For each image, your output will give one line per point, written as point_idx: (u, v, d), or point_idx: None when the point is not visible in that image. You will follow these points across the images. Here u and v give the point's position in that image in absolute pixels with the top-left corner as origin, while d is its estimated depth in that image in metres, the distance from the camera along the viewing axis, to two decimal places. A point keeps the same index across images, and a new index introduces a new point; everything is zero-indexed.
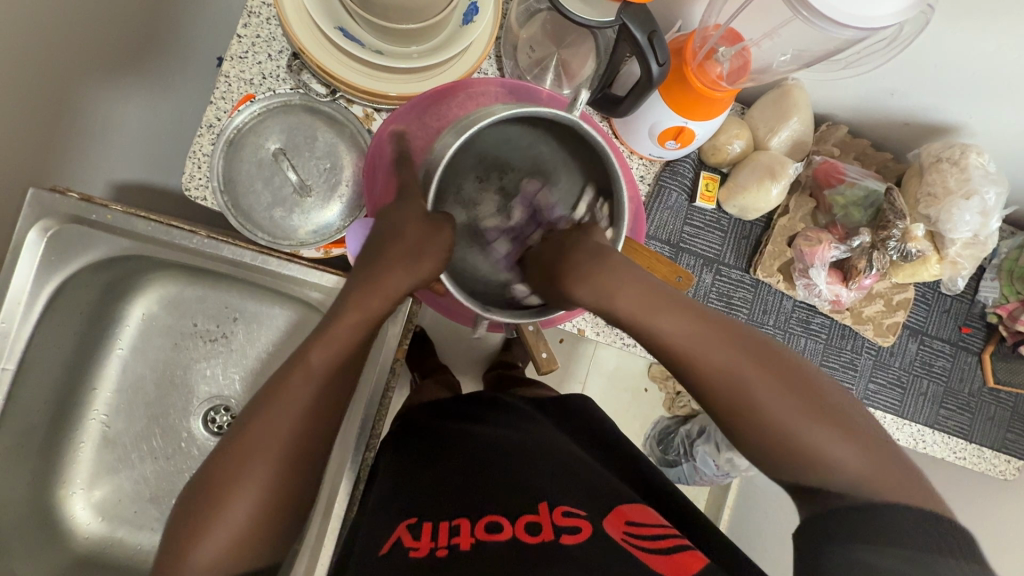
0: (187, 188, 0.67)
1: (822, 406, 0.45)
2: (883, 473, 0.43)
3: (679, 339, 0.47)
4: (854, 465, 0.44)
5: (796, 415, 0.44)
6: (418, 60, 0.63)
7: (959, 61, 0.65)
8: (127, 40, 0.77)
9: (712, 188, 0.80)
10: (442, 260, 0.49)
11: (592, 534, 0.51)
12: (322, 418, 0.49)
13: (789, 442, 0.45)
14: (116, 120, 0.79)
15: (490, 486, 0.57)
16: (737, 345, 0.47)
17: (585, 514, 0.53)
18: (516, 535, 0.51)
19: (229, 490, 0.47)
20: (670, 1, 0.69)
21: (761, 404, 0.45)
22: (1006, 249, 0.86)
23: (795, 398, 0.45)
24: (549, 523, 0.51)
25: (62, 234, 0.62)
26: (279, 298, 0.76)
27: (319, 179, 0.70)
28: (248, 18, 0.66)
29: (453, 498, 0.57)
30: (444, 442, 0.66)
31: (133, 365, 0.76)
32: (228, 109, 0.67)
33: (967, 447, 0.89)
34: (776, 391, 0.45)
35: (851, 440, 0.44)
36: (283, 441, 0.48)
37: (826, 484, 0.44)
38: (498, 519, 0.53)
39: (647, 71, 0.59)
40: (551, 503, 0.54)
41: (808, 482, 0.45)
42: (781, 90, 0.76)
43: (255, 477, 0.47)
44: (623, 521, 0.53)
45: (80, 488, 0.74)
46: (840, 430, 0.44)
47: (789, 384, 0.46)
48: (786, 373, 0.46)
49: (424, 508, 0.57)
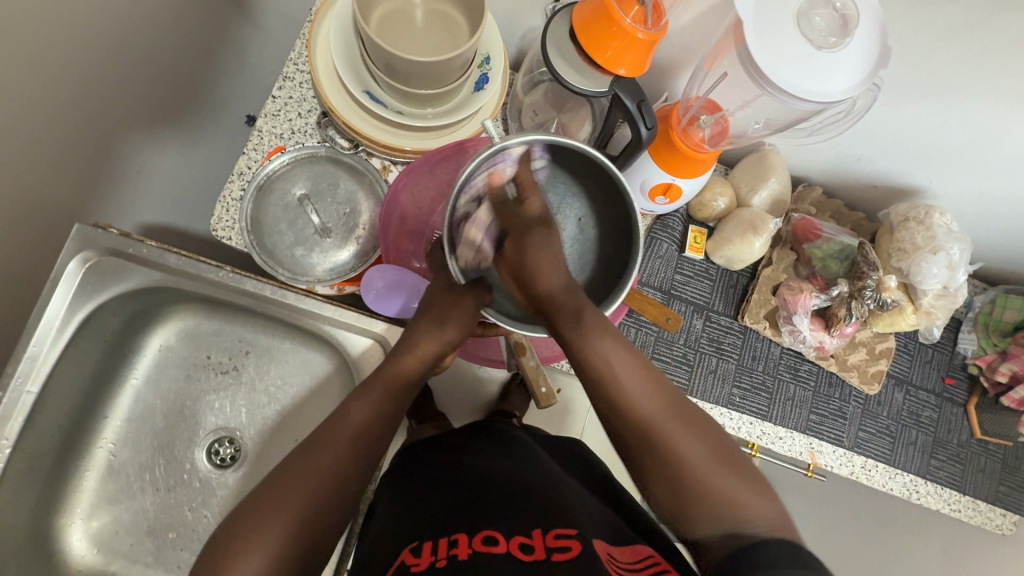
0: (215, 229, 0.74)
1: (721, 453, 0.49)
2: (772, 516, 0.46)
3: (623, 371, 0.50)
4: (756, 507, 0.47)
5: (690, 453, 0.49)
6: (432, 120, 0.71)
7: (914, 133, 0.73)
8: (170, 100, 0.87)
9: (700, 241, 0.87)
10: (463, 326, 0.57)
11: (581, 552, 0.51)
12: (353, 441, 0.52)
13: (685, 478, 0.48)
14: (152, 168, 0.87)
15: (490, 509, 0.59)
16: (661, 392, 0.51)
17: (577, 534, 0.53)
18: (511, 550, 0.53)
19: (268, 513, 0.47)
20: (657, 76, 0.79)
21: (650, 426, 0.49)
22: (979, 302, 0.91)
23: (684, 428, 0.49)
24: (541, 544, 0.53)
25: (101, 264, 0.69)
26: (292, 333, 0.80)
27: (338, 222, 0.76)
28: (283, 82, 0.77)
29: (453, 516, 0.59)
30: (445, 470, 0.68)
31: (145, 395, 0.79)
32: (259, 159, 0.76)
33: (961, 499, 0.90)
34: (692, 439, 0.49)
35: (736, 479, 0.48)
36: (334, 458, 0.51)
37: (705, 523, 0.47)
38: (494, 535, 0.55)
39: (637, 134, 0.65)
40: (545, 528, 0.55)
41: (694, 519, 0.48)
42: (760, 154, 0.84)
43: (293, 502, 0.48)
44: (607, 550, 0.53)
45: (79, 518, 0.74)
46: (724, 467, 0.49)
47: (680, 415, 0.50)
48: (710, 439, 0.50)
49: (423, 526, 0.59)
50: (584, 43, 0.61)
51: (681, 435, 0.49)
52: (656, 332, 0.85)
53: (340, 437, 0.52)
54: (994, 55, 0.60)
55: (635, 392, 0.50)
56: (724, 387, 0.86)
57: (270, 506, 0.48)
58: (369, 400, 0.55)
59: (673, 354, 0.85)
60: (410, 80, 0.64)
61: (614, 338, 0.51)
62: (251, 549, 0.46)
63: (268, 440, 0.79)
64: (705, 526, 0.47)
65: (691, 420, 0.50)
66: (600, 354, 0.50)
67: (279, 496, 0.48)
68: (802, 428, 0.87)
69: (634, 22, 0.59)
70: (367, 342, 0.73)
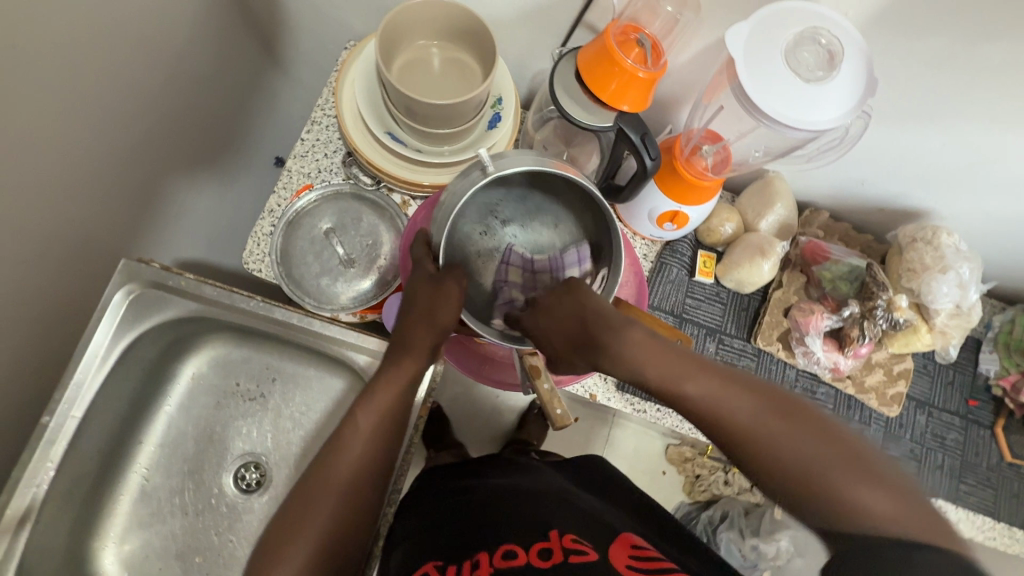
0: (247, 262, 0.79)
1: (842, 448, 0.46)
2: (919, 526, 0.42)
3: (708, 396, 0.50)
4: (891, 510, 0.43)
5: (812, 458, 0.46)
6: (449, 156, 0.76)
7: (912, 158, 0.76)
8: (205, 145, 0.94)
9: (710, 265, 0.89)
10: (457, 304, 0.55)
11: (599, 560, 0.52)
12: (367, 445, 0.55)
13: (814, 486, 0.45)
14: (190, 207, 0.93)
15: (506, 524, 0.60)
16: (751, 397, 0.49)
17: (592, 543, 0.55)
18: (529, 560, 0.53)
19: (301, 518, 0.52)
20: (660, 111, 0.83)
21: (751, 437, 0.48)
22: (998, 322, 0.90)
23: (793, 430, 0.47)
24: (558, 547, 0.54)
25: (142, 296, 0.74)
26: (316, 360, 0.83)
27: (361, 253, 0.81)
28: (312, 126, 0.84)
29: (471, 537, 0.59)
30: (458, 496, 0.69)
31: (177, 421, 0.82)
32: (288, 197, 0.82)
33: (995, 526, 0.87)
34: (804, 442, 0.47)
35: (870, 480, 0.44)
36: (351, 464, 0.54)
37: (851, 528, 0.44)
38: (514, 547, 0.55)
39: (642, 164, 0.69)
40: (560, 532, 0.56)
41: (830, 522, 0.45)
42: (764, 180, 0.87)
43: (321, 504, 0.53)
44: (627, 553, 0.54)
45: (113, 541, 0.77)
46: (853, 467, 0.45)
47: (784, 418, 0.48)
48: (831, 437, 0.47)
49: (445, 547, 0.60)
50: (588, 81, 0.66)
51: (791, 441, 0.47)
52: None
53: (354, 443, 0.55)
54: (981, 82, 0.62)
55: (734, 409, 0.49)
56: None
57: (303, 509, 0.52)
58: (377, 402, 0.56)
59: None
60: (427, 121, 0.69)
61: (696, 364, 0.52)
62: (288, 550, 0.51)
63: (294, 465, 0.82)
64: (843, 533, 0.44)
65: (788, 418, 0.48)
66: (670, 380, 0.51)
67: (308, 501, 0.53)
68: None
69: (635, 63, 0.64)
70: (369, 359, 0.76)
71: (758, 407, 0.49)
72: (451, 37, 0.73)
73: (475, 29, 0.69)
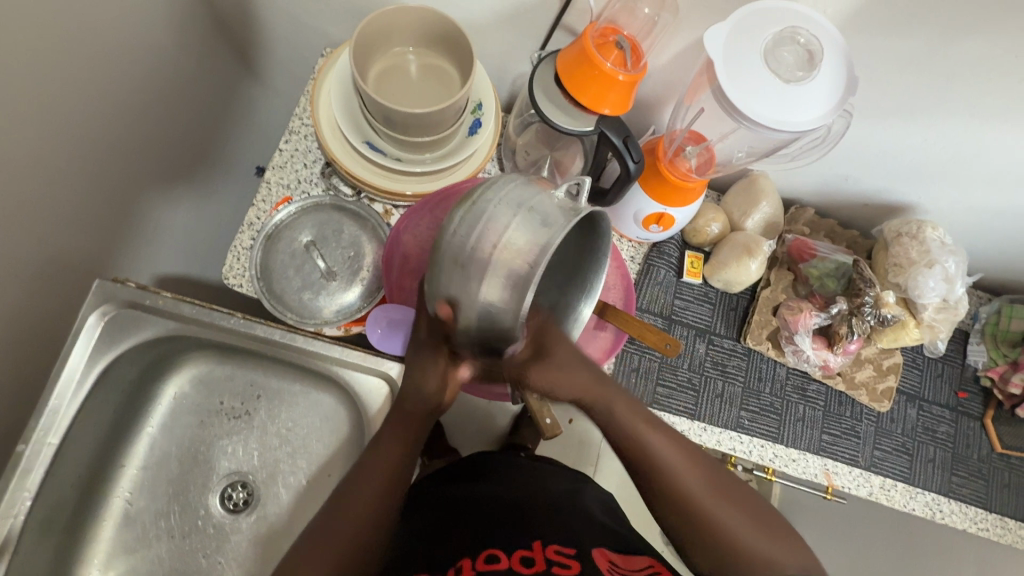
0: (227, 277, 0.77)
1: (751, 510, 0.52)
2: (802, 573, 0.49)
3: (652, 443, 0.53)
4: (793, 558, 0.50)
5: (729, 518, 0.51)
6: (431, 165, 0.75)
7: (894, 154, 0.76)
8: (181, 159, 0.92)
9: (697, 265, 0.89)
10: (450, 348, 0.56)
11: (582, 571, 0.53)
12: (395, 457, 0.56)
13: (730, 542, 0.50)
14: (167, 222, 0.91)
15: (490, 528, 0.60)
16: (688, 459, 0.53)
17: (575, 553, 0.55)
18: (512, 566, 0.55)
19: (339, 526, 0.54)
20: (643, 111, 0.82)
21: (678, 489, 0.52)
22: (985, 314, 0.91)
23: (718, 495, 0.52)
24: (541, 556, 0.55)
25: (118, 316, 0.72)
26: (301, 374, 0.82)
27: (344, 265, 0.79)
28: (290, 136, 0.82)
29: (455, 542, 0.60)
30: (443, 497, 0.68)
31: (160, 442, 0.80)
32: (267, 210, 0.80)
33: (987, 516, 0.87)
34: (723, 505, 0.52)
35: (774, 537, 0.51)
36: (384, 474, 0.56)
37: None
38: (497, 552, 0.56)
39: (625, 168, 0.68)
40: (544, 541, 0.57)
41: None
42: (749, 179, 0.87)
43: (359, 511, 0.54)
44: (609, 557, 0.55)
45: (95, 569, 0.75)
46: (763, 530, 0.51)
47: (713, 482, 0.53)
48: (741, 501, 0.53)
49: (429, 554, 0.60)
50: (568, 84, 0.65)
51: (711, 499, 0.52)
52: (660, 358, 0.86)
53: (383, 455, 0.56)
54: (959, 80, 0.62)
55: (671, 459, 0.52)
56: (733, 411, 0.85)
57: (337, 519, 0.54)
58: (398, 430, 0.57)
59: (679, 379, 0.86)
60: (406, 129, 0.67)
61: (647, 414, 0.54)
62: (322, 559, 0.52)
63: (282, 482, 0.80)
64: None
65: (715, 483, 0.53)
66: (624, 420, 0.53)
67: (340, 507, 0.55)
68: (815, 449, 0.85)
69: (614, 65, 0.63)
70: (359, 374, 0.75)
71: (696, 468, 0.53)
72: (429, 43, 0.72)
73: (452, 34, 0.68)
